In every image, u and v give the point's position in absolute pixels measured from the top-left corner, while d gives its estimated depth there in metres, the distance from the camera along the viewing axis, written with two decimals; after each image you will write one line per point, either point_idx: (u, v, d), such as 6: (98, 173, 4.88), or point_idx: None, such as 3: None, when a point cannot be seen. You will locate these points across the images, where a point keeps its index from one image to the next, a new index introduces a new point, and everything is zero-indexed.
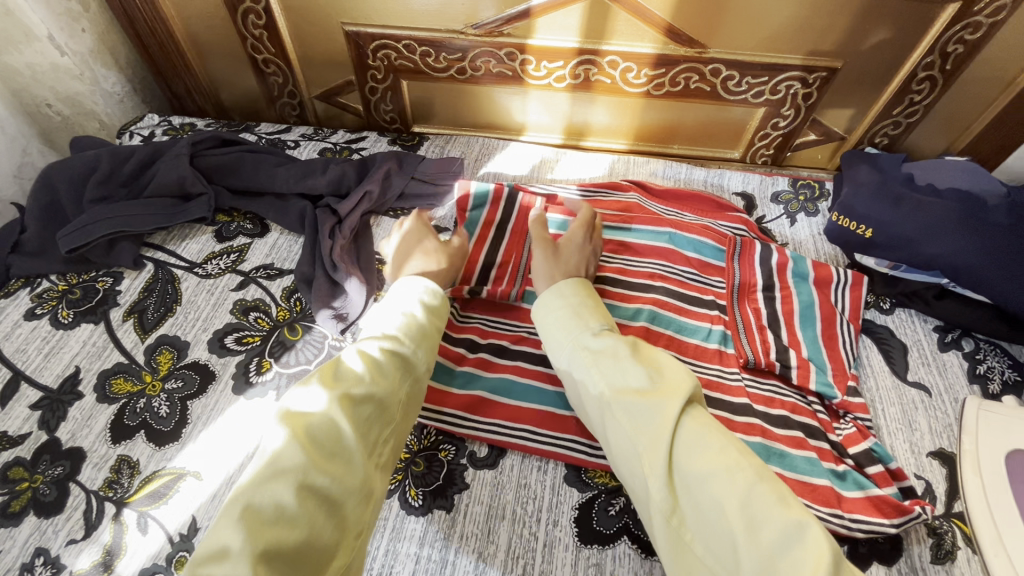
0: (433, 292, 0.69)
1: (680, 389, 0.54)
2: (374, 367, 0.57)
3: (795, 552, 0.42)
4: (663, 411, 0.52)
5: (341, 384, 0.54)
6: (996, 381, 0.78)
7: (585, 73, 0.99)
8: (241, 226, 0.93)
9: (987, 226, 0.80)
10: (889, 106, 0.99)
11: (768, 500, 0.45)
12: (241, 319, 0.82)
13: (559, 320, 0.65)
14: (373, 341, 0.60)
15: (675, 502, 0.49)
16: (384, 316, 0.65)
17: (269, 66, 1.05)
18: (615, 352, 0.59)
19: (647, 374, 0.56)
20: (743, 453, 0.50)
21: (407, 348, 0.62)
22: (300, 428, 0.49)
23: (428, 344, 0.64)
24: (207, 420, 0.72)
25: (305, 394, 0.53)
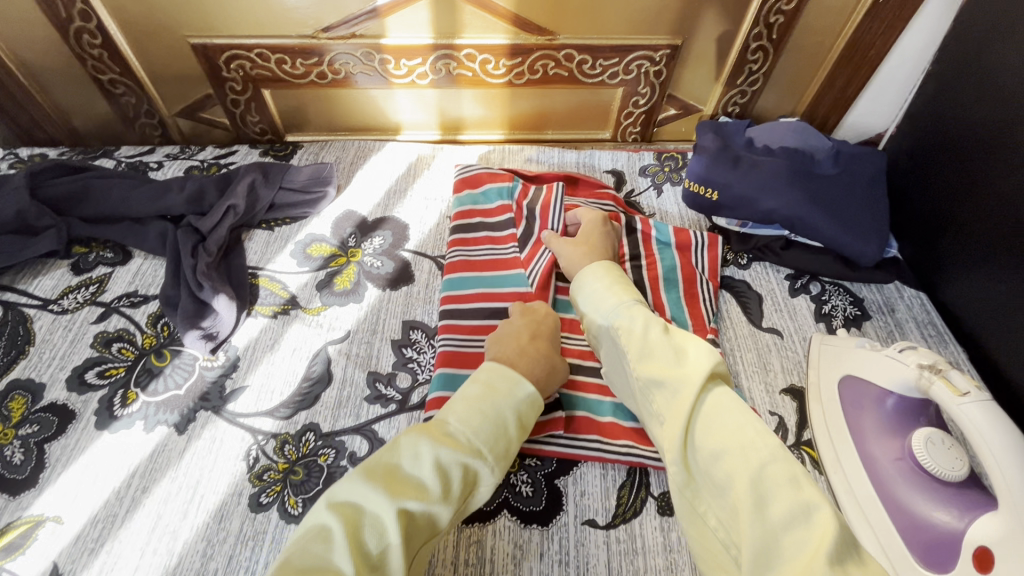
0: (534, 399, 0.65)
1: (701, 371, 0.60)
2: (442, 480, 0.56)
3: (798, 530, 0.48)
4: (684, 393, 0.59)
5: (404, 496, 0.54)
6: (839, 317, 0.86)
7: (445, 67, 1.01)
8: (100, 256, 0.89)
9: (810, 180, 0.89)
10: (733, 77, 1.06)
11: (780, 480, 0.52)
12: (102, 352, 0.78)
13: (594, 295, 0.73)
14: (456, 452, 0.58)
15: (689, 474, 0.57)
16: (470, 411, 0.62)
17: (117, 87, 1.00)
18: (645, 330, 0.66)
19: (674, 356, 0.63)
20: (762, 432, 0.56)
21: (486, 464, 0.59)
22: (353, 541, 0.50)
23: (505, 459, 0.61)
24: (67, 460, 0.69)
25: (369, 496, 0.54)
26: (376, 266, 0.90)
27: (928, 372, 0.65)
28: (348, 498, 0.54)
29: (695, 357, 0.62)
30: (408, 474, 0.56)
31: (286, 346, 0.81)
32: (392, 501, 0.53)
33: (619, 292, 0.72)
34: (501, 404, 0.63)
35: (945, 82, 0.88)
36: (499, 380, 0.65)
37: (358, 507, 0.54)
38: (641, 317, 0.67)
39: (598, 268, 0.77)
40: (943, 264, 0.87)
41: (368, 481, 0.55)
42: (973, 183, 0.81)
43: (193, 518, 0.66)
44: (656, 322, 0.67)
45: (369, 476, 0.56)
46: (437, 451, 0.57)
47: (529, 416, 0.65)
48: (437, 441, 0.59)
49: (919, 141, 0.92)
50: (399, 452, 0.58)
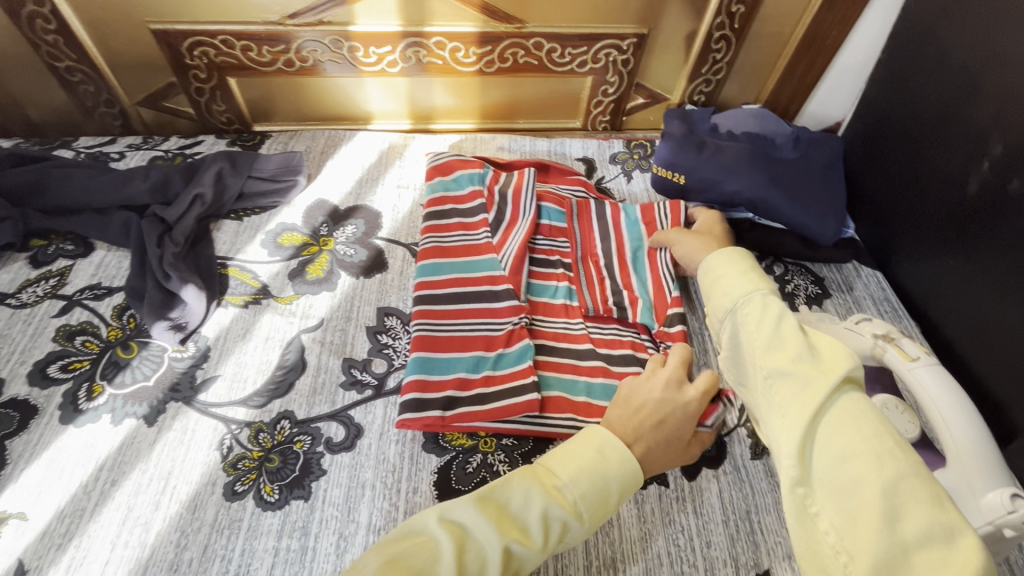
0: (640, 477, 0.59)
1: (842, 367, 0.52)
2: (543, 530, 0.53)
3: (938, 554, 0.42)
4: (815, 387, 0.51)
5: (511, 533, 0.51)
6: (801, 296, 0.90)
7: (415, 55, 1.00)
8: (61, 248, 0.86)
9: (772, 164, 0.92)
10: (698, 65, 1.09)
11: (920, 497, 0.44)
12: (65, 346, 0.76)
13: (727, 274, 0.65)
14: (566, 501, 0.54)
15: (804, 471, 0.49)
16: (586, 463, 0.57)
17: (74, 74, 0.97)
18: (779, 323, 0.57)
19: (810, 352, 0.54)
20: (902, 446, 0.48)
21: (587, 522, 0.55)
22: (459, 565, 0.48)
23: (599, 524, 0.57)
24: (31, 456, 0.67)
25: (479, 525, 0.51)
26: (349, 254, 0.89)
27: (882, 341, 0.68)
28: (458, 519, 0.52)
29: (828, 353, 0.54)
30: (516, 514, 0.53)
31: (258, 334, 0.80)
32: (501, 539, 0.50)
33: (746, 281, 0.63)
34: (611, 475, 0.57)
35: (896, 69, 0.92)
36: (613, 448, 0.58)
37: (468, 534, 0.51)
38: (776, 308, 0.59)
39: (732, 251, 0.67)
40: (895, 242, 0.92)
41: (481, 511, 0.52)
42: (922, 163, 0.85)
43: (166, 509, 0.65)
44: (790, 316, 0.58)
45: (481, 504, 0.53)
46: (546, 502, 0.54)
47: (635, 489, 0.58)
48: (546, 489, 0.55)
49: (871, 126, 0.97)
50: (506, 489, 0.55)
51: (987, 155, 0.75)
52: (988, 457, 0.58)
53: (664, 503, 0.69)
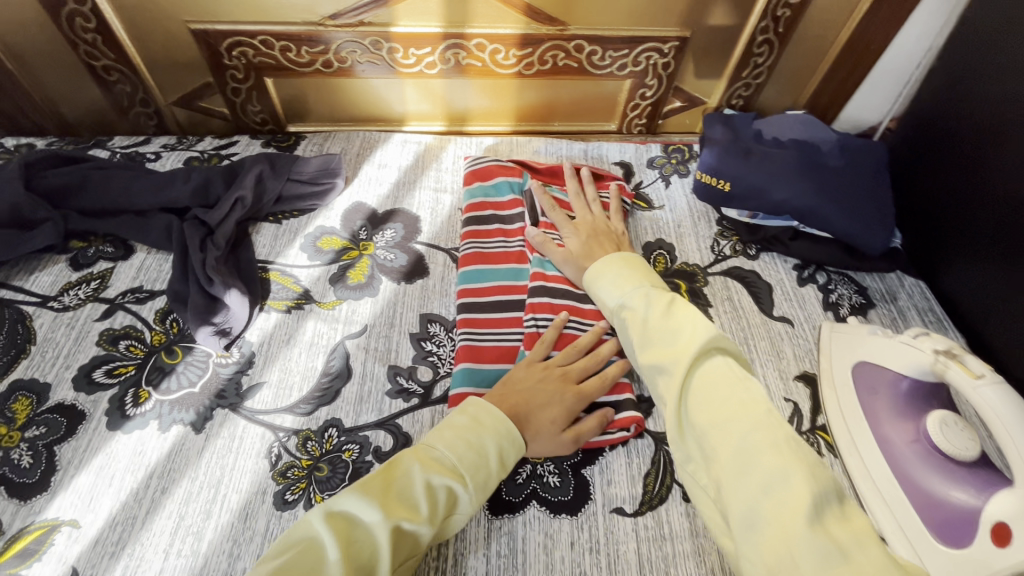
0: (516, 440, 0.63)
1: (696, 344, 0.61)
2: (429, 505, 0.56)
3: (786, 493, 0.49)
4: (677, 367, 0.60)
5: (396, 513, 0.54)
6: (846, 306, 0.88)
7: (454, 57, 0.99)
8: (100, 251, 0.86)
9: (818, 171, 0.91)
10: (738, 69, 1.08)
11: (768, 446, 0.52)
12: (110, 350, 0.76)
13: (605, 284, 0.74)
14: (445, 477, 0.57)
15: (688, 449, 0.58)
16: (460, 436, 0.61)
17: (112, 74, 0.96)
18: (645, 315, 0.67)
19: (671, 336, 0.63)
20: (754, 404, 0.56)
21: (468, 493, 0.59)
22: (347, 554, 0.50)
23: (485, 488, 0.60)
24: (80, 463, 0.66)
25: (363, 509, 0.53)
26: (389, 259, 0.89)
27: (944, 357, 0.68)
28: (342, 508, 0.54)
29: (690, 334, 0.62)
30: (401, 492, 0.56)
31: (303, 341, 0.79)
32: (386, 518, 0.53)
33: (620, 287, 0.72)
34: (486, 437, 0.62)
35: (946, 77, 0.91)
36: (484, 413, 0.64)
37: (349, 520, 0.53)
38: (642, 302, 0.69)
39: (614, 258, 0.76)
40: (943, 253, 0.90)
41: (364, 493, 0.54)
42: (973, 175, 0.84)
43: (217, 518, 0.64)
44: (657, 305, 0.68)
45: (364, 488, 0.55)
46: (424, 474, 0.57)
47: (513, 450, 0.63)
48: (425, 464, 0.58)
49: (920, 134, 0.95)
50: (390, 472, 0.58)
51: None
52: None
53: None
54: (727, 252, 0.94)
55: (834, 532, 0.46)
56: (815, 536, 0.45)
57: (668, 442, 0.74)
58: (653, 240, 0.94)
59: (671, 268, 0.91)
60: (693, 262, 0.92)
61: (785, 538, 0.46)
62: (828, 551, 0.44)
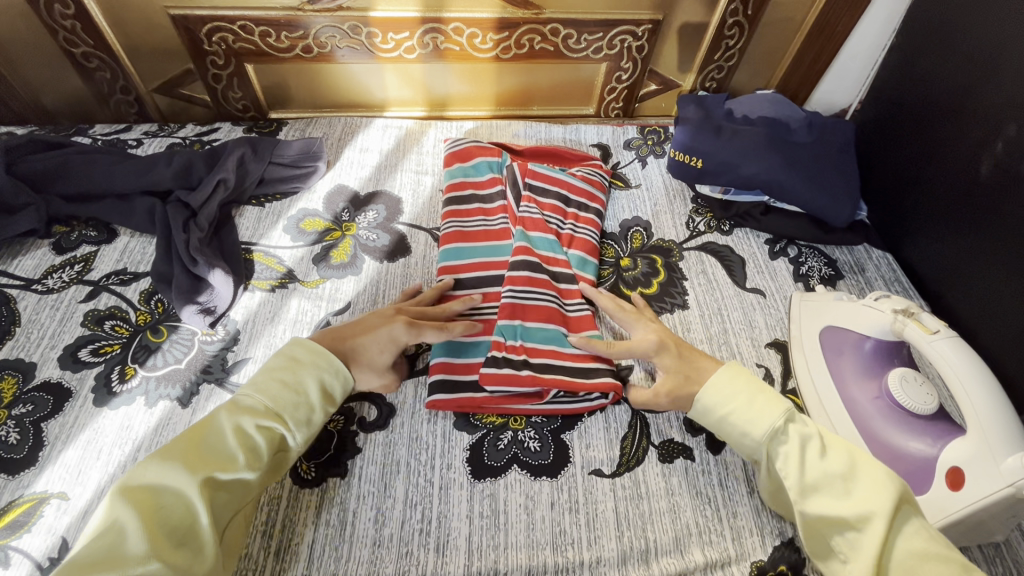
0: (340, 371, 0.65)
1: (886, 499, 0.55)
2: (243, 453, 0.57)
3: None
4: (871, 516, 0.55)
5: (205, 468, 0.54)
6: (816, 277, 0.91)
7: (433, 42, 1.01)
8: (83, 235, 0.86)
9: (787, 147, 0.94)
10: (711, 52, 1.11)
11: None
12: (95, 330, 0.76)
13: (738, 403, 0.66)
14: (253, 422, 0.59)
15: None
16: (266, 381, 0.62)
17: (91, 61, 0.97)
18: (811, 457, 0.60)
19: (845, 489, 0.58)
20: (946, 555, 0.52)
21: (288, 433, 0.61)
22: (154, 518, 0.50)
23: (312, 425, 0.63)
24: (67, 438, 0.68)
25: (162, 475, 0.53)
26: (372, 239, 0.90)
27: (902, 316, 0.70)
28: (141, 481, 0.52)
29: (873, 483, 0.57)
30: (210, 448, 0.57)
31: (288, 318, 0.80)
32: (190, 475, 0.53)
33: (756, 411, 0.64)
34: (304, 375, 0.63)
35: (906, 54, 0.94)
36: (303, 350, 0.65)
37: (157, 486, 0.53)
38: (799, 437, 0.61)
39: (742, 372, 0.68)
40: (906, 224, 0.94)
41: (163, 459, 0.54)
42: (933, 148, 0.88)
43: None
44: (812, 438, 0.61)
45: (165, 455, 0.55)
46: (232, 425, 0.58)
47: (337, 382, 0.65)
48: (233, 414, 0.59)
49: (882, 111, 0.99)
50: (196, 431, 0.58)
51: (999, 135, 0.77)
52: (1010, 423, 0.60)
53: (691, 477, 0.71)
54: (702, 228, 0.97)
55: None
56: None
57: (645, 407, 0.77)
58: (630, 218, 0.97)
59: (647, 244, 0.94)
60: (669, 238, 0.95)
61: None
62: None
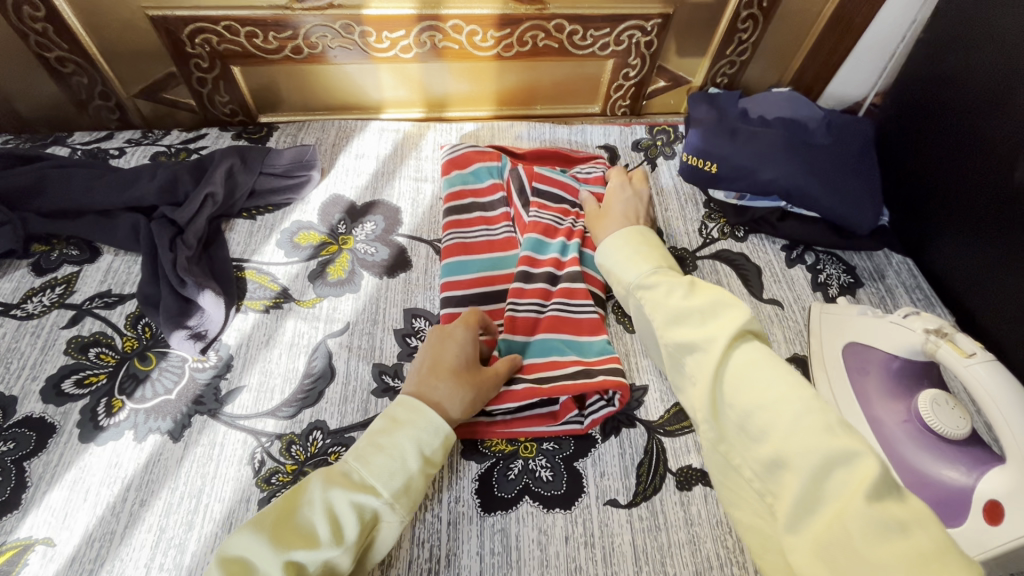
0: (440, 429, 0.61)
1: (726, 332, 0.59)
2: (334, 525, 0.54)
3: (842, 473, 0.49)
4: (714, 344, 0.60)
5: (291, 545, 0.52)
6: (835, 285, 0.87)
7: (430, 40, 0.95)
8: (65, 254, 0.82)
9: (805, 150, 0.90)
10: (723, 46, 1.05)
11: (817, 430, 0.51)
12: (79, 359, 0.72)
13: (618, 260, 0.74)
14: (345, 493, 0.56)
15: (721, 432, 0.59)
16: (367, 449, 0.59)
17: (66, 65, 0.91)
18: (667, 293, 0.67)
19: (697, 320, 0.63)
20: (795, 387, 0.55)
21: (383, 506, 0.57)
22: None
23: (409, 498, 0.59)
24: (52, 478, 0.64)
25: (256, 549, 0.51)
26: (370, 253, 0.86)
27: (934, 336, 0.67)
28: (236, 551, 0.52)
29: (723, 315, 0.62)
30: (303, 521, 0.54)
31: (284, 339, 0.76)
32: (277, 554, 0.51)
33: (639, 259, 0.73)
34: (402, 437, 0.60)
35: (936, 50, 0.89)
36: (402, 409, 0.62)
37: (248, 562, 0.51)
38: (662, 278, 0.69)
39: (634, 231, 0.77)
40: (930, 229, 0.90)
41: (257, 529, 0.53)
42: (962, 151, 0.83)
43: (200, 529, 0.62)
44: (697, 310, 0.63)
45: (262, 524, 0.53)
46: (330, 495, 0.56)
47: (437, 446, 0.61)
48: (330, 482, 0.57)
49: (907, 110, 0.94)
50: (294, 499, 0.56)
51: None
52: None
53: (711, 505, 0.68)
54: (715, 235, 0.92)
55: (892, 508, 0.46)
56: (873, 509, 0.45)
57: (661, 431, 0.73)
58: None
59: None
60: (682, 246, 0.90)
61: (842, 519, 0.47)
62: (889, 528, 0.44)
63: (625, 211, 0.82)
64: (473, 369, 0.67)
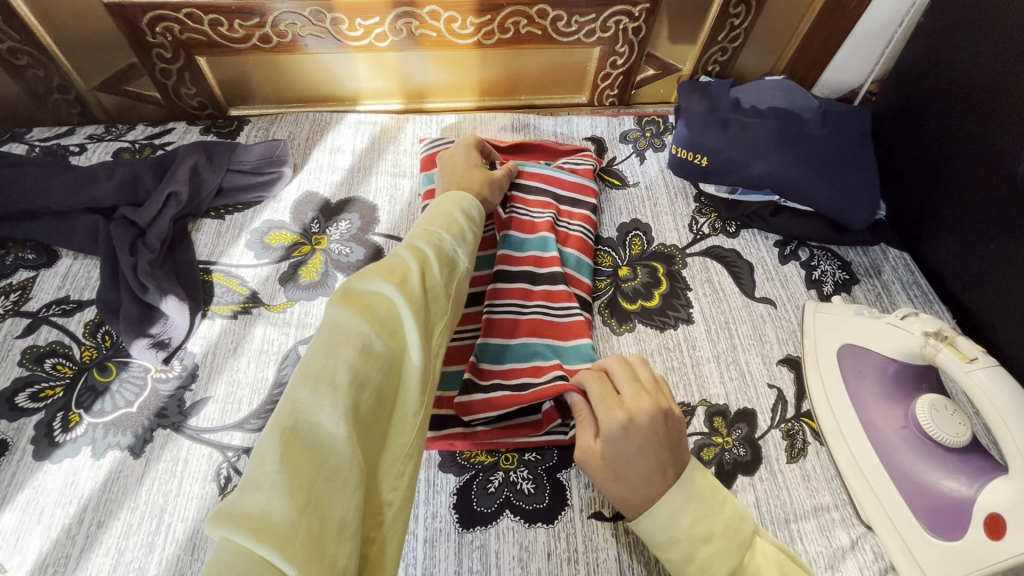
0: (477, 210, 0.67)
1: None
2: (425, 262, 0.54)
3: None
4: None
5: (397, 271, 0.51)
6: (830, 282, 0.84)
7: (406, 27, 0.90)
8: (20, 258, 0.77)
9: (800, 141, 0.86)
10: (714, 33, 1.01)
11: None
12: (34, 370, 0.68)
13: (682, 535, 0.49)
14: (428, 241, 0.57)
15: None
16: (428, 222, 0.61)
17: (20, 57, 0.86)
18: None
19: None
20: None
21: (455, 247, 0.59)
22: (372, 312, 0.46)
23: (469, 247, 0.62)
24: (4, 499, 0.60)
25: (366, 282, 0.48)
26: (345, 253, 0.82)
27: (934, 340, 0.64)
28: (353, 288, 0.47)
29: None
30: (395, 260, 0.53)
31: (253, 346, 0.73)
32: (388, 279, 0.49)
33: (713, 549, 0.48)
34: (450, 211, 0.64)
35: (936, 36, 0.85)
36: (444, 201, 0.65)
37: (363, 298, 0.47)
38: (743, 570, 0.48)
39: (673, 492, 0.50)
40: (928, 223, 0.86)
41: (359, 273, 0.49)
42: (964, 142, 0.79)
43: (161, 551, 0.58)
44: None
45: (359, 275, 0.49)
46: (415, 244, 0.56)
47: (476, 215, 0.66)
48: (411, 241, 0.57)
49: (906, 98, 0.90)
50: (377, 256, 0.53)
51: None
52: None
53: None
54: (706, 230, 0.89)
55: None
56: None
57: None
58: (628, 222, 0.89)
59: (647, 250, 0.85)
60: (671, 243, 0.86)
61: None
62: None
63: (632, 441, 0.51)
64: (482, 170, 0.78)
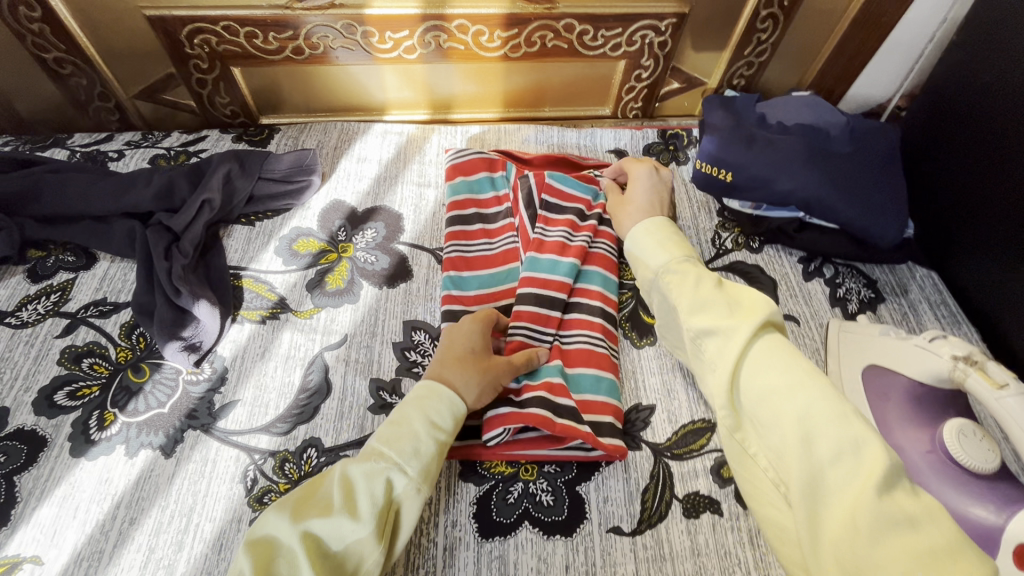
0: (449, 403, 0.61)
1: (760, 316, 0.57)
2: (348, 498, 0.54)
3: (850, 465, 0.45)
4: (736, 335, 0.56)
5: (308, 518, 0.52)
6: (855, 301, 0.83)
7: (435, 40, 0.92)
8: (61, 260, 0.80)
9: (826, 158, 0.85)
10: (740, 47, 1.01)
11: (829, 416, 0.48)
12: (72, 370, 0.71)
13: (644, 244, 0.70)
14: (361, 466, 0.56)
15: (737, 416, 0.56)
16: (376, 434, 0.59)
17: (65, 67, 0.89)
18: (693, 281, 0.63)
19: (723, 305, 0.59)
20: (811, 373, 0.52)
21: (398, 470, 0.56)
22: (265, 570, 0.49)
23: (426, 464, 0.57)
24: (41, 494, 0.62)
25: (279, 526, 0.52)
26: (370, 261, 0.83)
27: (963, 364, 0.64)
28: (263, 533, 0.52)
29: (765, 339, 0.56)
30: (320, 496, 0.55)
31: (280, 352, 0.74)
32: (295, 526, 0.52)
33: (661, 247, 0.68)
34: (412, 413, 0.60)
35: (968, 54, 0.84)
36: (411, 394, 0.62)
37: (272, 543, 0.51)
38: (691, 271, 0.64)
39: (651, 223, 0.71)
40: (957, 242, 0.85)
41: (279, 509, 0.54)
42: (995, 161, 0.78)
43: (189, 550, 0.60)
44: (721, 302, 0.60)
45: (284, 506, 0.54)
46: (347, 471, 0.56)
47: (445, 412, 0.61)
48: (348, 464, 0.57)
49: (936, 116, 0.89)
50: (316, 482, 0.57)
51: None
52: None
53: (720, 535, 0.64)
54: (729, 245, 0.88)
55: (905, 502, 0.42)
56: (883, 501, 0.42)
57: (668, 453, 0.70)
58: None
59: None
60: None
61: (852, 505, 0.43)
62: (896, 520, 0.41)
63: (649, 201, 0.78)
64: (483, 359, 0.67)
